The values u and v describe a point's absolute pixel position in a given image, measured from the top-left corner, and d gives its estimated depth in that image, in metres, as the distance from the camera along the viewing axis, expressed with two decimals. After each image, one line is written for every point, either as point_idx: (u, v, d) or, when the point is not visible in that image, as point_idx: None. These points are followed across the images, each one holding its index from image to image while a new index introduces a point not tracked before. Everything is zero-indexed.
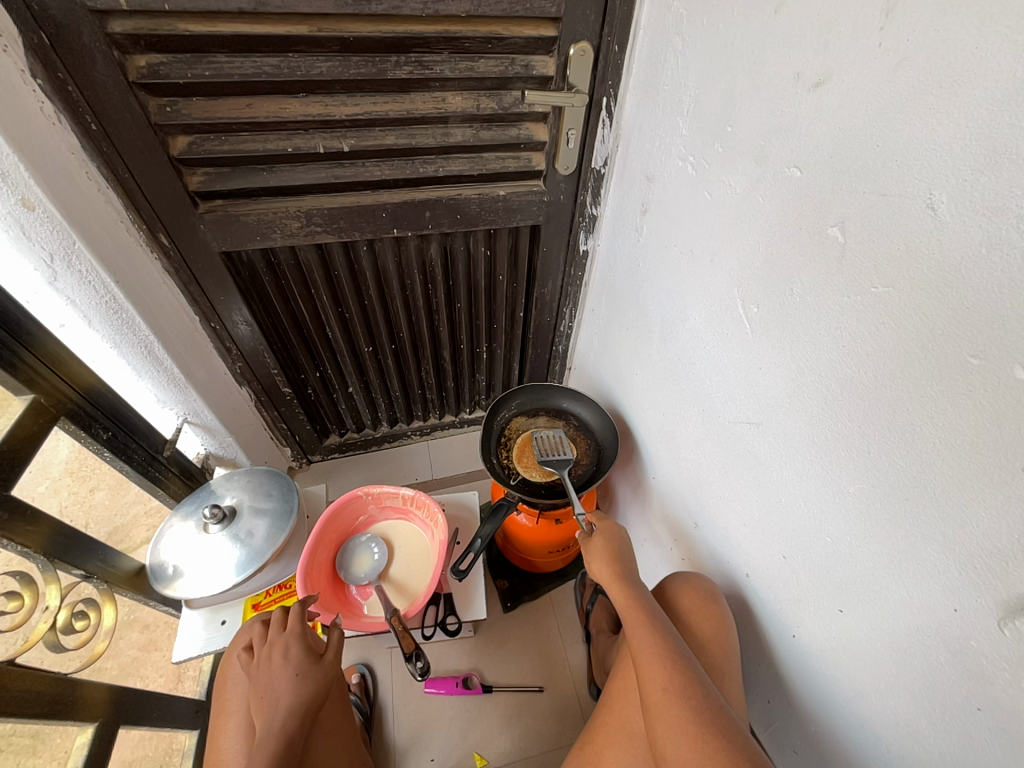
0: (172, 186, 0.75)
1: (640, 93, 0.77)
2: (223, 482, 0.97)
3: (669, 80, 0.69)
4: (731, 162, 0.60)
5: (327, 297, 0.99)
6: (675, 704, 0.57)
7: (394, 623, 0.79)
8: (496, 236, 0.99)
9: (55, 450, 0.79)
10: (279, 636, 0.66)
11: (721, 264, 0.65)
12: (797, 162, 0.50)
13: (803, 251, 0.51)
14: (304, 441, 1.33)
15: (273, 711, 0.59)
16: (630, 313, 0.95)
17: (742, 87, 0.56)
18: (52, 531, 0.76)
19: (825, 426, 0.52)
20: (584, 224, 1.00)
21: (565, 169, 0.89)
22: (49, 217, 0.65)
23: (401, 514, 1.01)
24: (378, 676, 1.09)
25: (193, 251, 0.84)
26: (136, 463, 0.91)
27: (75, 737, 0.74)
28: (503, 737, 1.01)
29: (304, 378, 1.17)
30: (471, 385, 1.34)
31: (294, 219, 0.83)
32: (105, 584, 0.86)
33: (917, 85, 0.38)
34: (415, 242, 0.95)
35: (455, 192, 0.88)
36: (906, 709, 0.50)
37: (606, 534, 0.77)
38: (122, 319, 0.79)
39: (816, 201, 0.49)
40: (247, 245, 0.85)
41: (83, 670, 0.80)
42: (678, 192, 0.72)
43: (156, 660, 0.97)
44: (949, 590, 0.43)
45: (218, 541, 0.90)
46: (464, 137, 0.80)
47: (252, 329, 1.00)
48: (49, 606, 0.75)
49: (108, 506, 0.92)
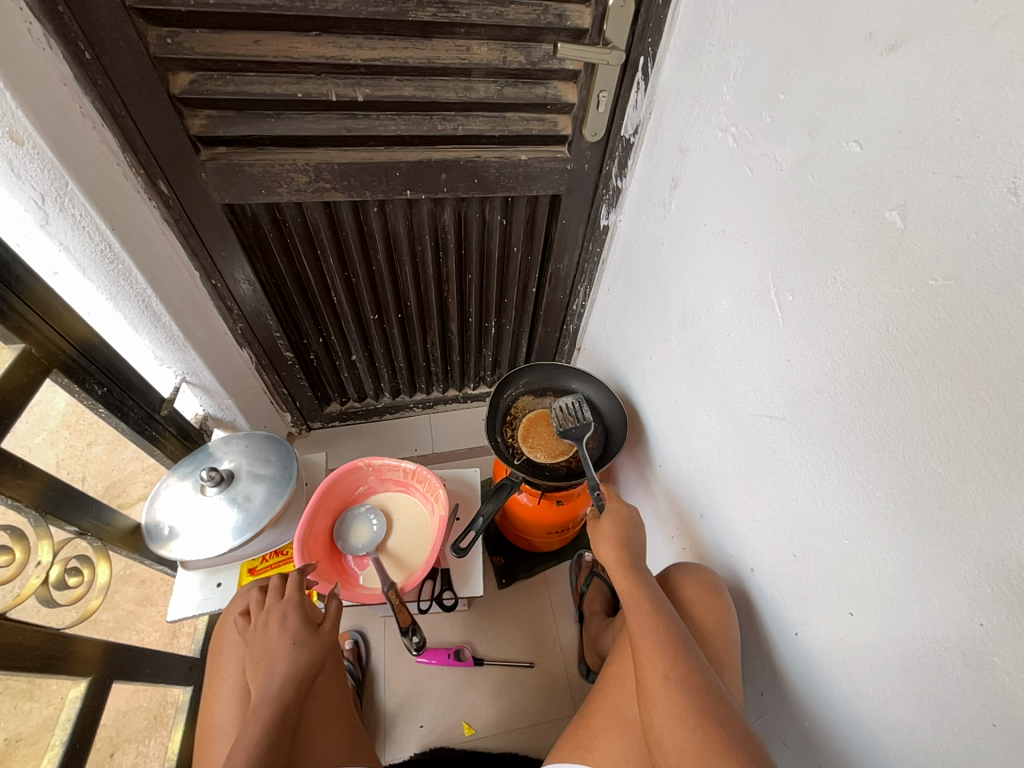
0: (172, 129, 0.70)
1: (680, 54, 0.71)
2: (222, 445, 0.95)
3: (716, 41, 0.64)
4: (779, 135, 0.55)
5: (333, 259, 0.94)
6: (674, 693, 0.54)
7: (391, 595, 0.78)
8: (514, 204, 0.93)
9: (52, 401, 0.77)
10: (277, 603, 0.64)
11: (756, 246, 0.61)
12: (857, 136, 0.46)
13: (853, 236, 0.47)
14: (305, 407, 1.31)
15: (268, 677, 0.57)
16: (649, 294, 0.91)
17: (801, 50, 0.51)
18: (44, 485, 0.74)
19: (857, 426, 0.50)
20: (607, 197, 0.95)
21: (593, 136, 0.83)
22: (39, 154, 0.60)
23: (401, 487, 1.00)
24: (371, 643, 1.10)
25: (194, 201, 0.79)
26: (133, 421, 0.89)
27: (68, 689, 0.74)
28: (491, 708, 1.02)
29: (307, 343, 1.14)
30: (477, 360, 1.31)
31: (302, 173, 0.78)
32: (100, 542, 0.85)
33: (1016, 48, 0.33)
34: (428, 206, 0.90)
35: (474, 154, 0.83)
36: (910, 716, 0.49)
37: (617, 517, 0.73)
38: (118, 269, 0.75)
39: (874, 180, 0.45)
40: (252, 198, 0.80)
41: (80, 624, 0.80)
42: (713, 166, 0.68)
43: (151, 614, 0.96)
44: (976, 605, 0.41)
45: (216, 504, 0.88)
46: (487, 93, 0.75)
47: (255, 289, 0.96)
48: (41, 561, 0.74)
49: (105, 461, 0.90)
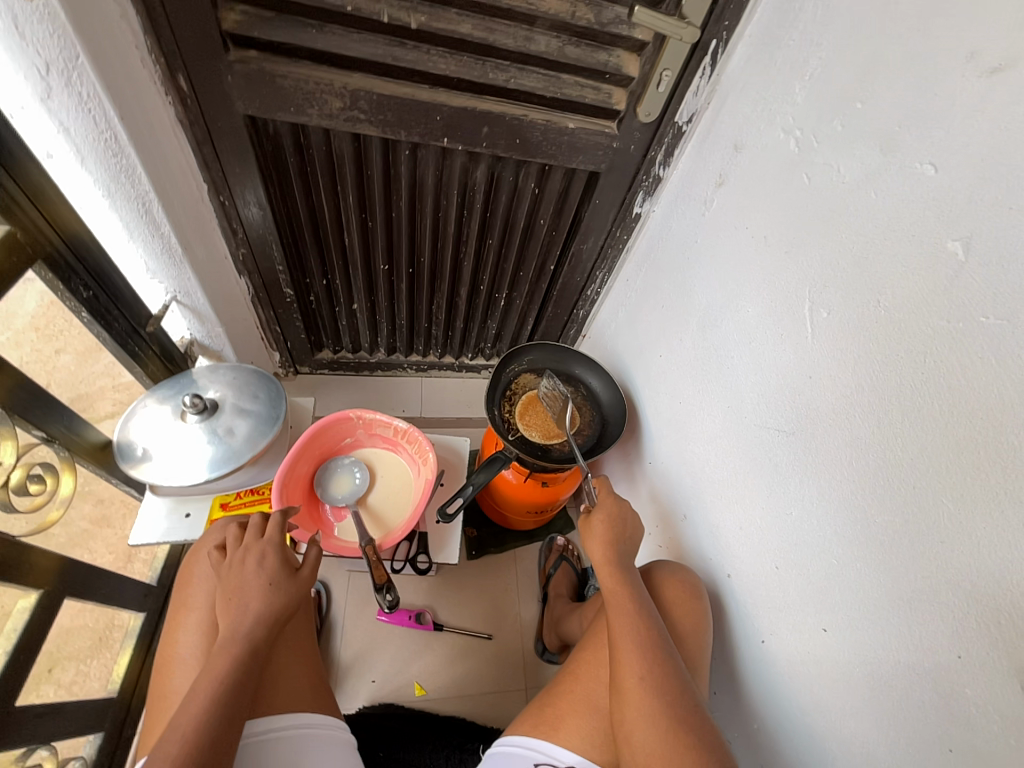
0: (203, 20, 0.64)
1: (754, 44, 0.67)
2: (206, 374, 0.91)
3: (797, 36, 0.61)
4: (848, 146, 0.54)
5: (353, 199, 0.89)
6: (648, 695, 0.55)
7: (367, 551, 0.77)
8: (550, 174, 0.90)
9: (21, 301, 0.69)
10: (256, 541, 0.62)
11: (798, 259, 0.60)
12: (935, 158, 0.45)
13: (907, 262, 0.47)
14: (295, 349, 1.26)
15: (239, 615, 0.55)
16: (670, 290, 0.90)
17: (891, 60, 0.49)
18: (14, 385, 0.68)
19: (871, 451, 0.50)
20: (645, 184, 0.92)
21: (645, 116, 0.80)
22: (51, 17, 0.53)
23: (389, 446, 0.97)
24: (333, 594, 1.09)
25: (215, 105, 0.73)
26: (116, 333, 0.84)
27: (18, 599, 0.71)
28: (444, 673, 1.04)
29: (309, 283, 1.09)
30: (480, 331, 1.28)
31: (337, 98, 0.73)
32: (68, 451, 0.80)
33: None
34: (462, 159, 0.85)
35: (520, 112, 0.78)
36: (865, 731, 0.51)
37: (609, 512, 0.73)
38: (121, 165, 0.69)
39: (943, 208, 0.44)
40: (278, 114, 0.74)
41: (32, 535, 0.75)
42: (767, 169, 0.66)
43: (106, 536, 0.92)
44: (957, 638, 0.42)
45: (194, 432, 0.84)
46: (548, 48, 0.71)
47: (264, 214, 0.90)
48: (2, 462, 0.69)
49: (73, 372, 0.82)
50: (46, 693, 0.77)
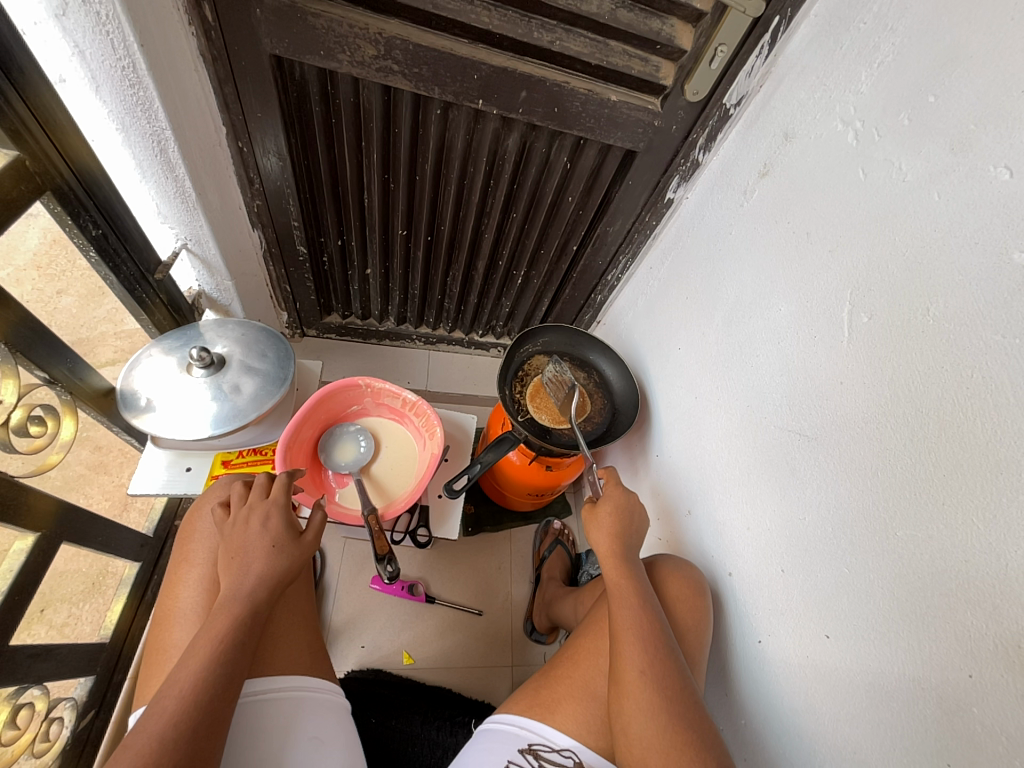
0: None
1: (821, 24, 0.63)
2: (213, 328, 0.89)
3: (868, 19, 0.57)
4: (913, 143, 0.51)
5: (376, 157, 0.85)
6: (648, 688, 0.55)
7: (370, 521, 0.77)
8: (584, 149, 0.86)
9: (22, 235, 0.66)
10: (261, 502, 0.61)
11: (841, 258, 0.57)
12: (1012, 162, 0.42)
13: (966, 272, 0.44)
14: (304, 310, 1.23)
15: (242, 574, 0.55)
16: (696, 281, 0.87)
17: (973, 51, 0.45)
18: (18, 321, 0.66)
19: (899, 466, 0.49)
20: (683, 168, 0.88)
21: (692, 95, 0.76)
22: None
23: (395, 417, 0.96)
24: (328, 559, 1.09)
25: (239, 42, 0.69)
26: (123, 277, 0.81)
27: (14, 541, 0.70)
28: (434, 644, 1.05)
29: (323, 243, 1.05)
30: (493, 308, 1.26)
31: (372, 44, 0.68)
32: (70, 395, 0.78)
33: None
34: (495, 125, 0.81)
35: (562, 79, 0.74)
36: (858, 739, 0.51)
37: (616, 504, 0.72)
38: (138, 97, 0.65)
39: (1013, 216, 0.41)
40: (307, 57, 0.70)
41: (30, 476, 0.73)
42: (818, 160, 0.62)
43: (103, 482, 0.91)
44: (970, 657, 0.42)
45: (198, 387, 0.82)
46: (600, 9, 0.66)
47: (283, 166, 0.87)
48: (3, 401, 0.66)
49: (74, 315, 0.79)
50: (38, 633, 0.77)
